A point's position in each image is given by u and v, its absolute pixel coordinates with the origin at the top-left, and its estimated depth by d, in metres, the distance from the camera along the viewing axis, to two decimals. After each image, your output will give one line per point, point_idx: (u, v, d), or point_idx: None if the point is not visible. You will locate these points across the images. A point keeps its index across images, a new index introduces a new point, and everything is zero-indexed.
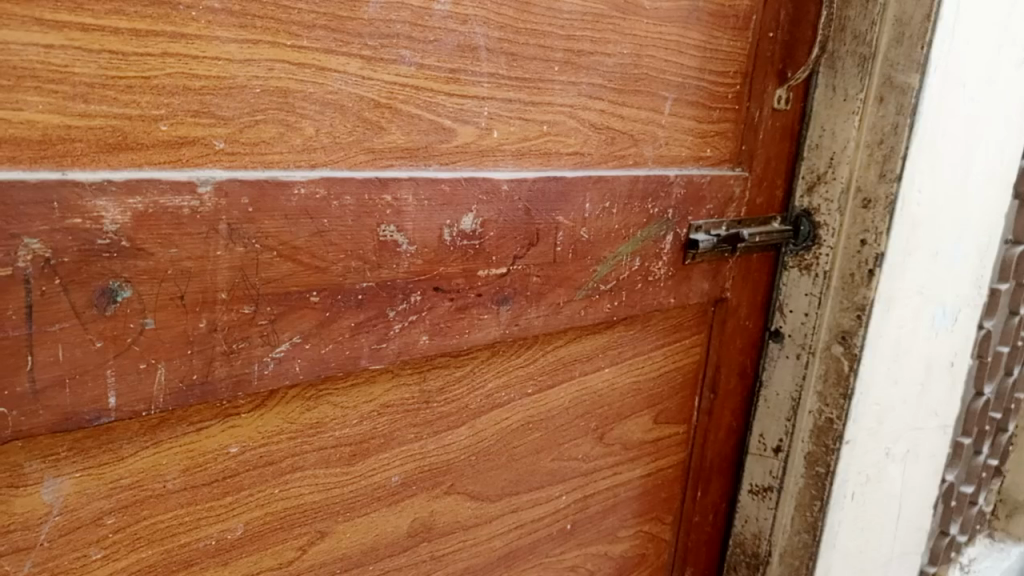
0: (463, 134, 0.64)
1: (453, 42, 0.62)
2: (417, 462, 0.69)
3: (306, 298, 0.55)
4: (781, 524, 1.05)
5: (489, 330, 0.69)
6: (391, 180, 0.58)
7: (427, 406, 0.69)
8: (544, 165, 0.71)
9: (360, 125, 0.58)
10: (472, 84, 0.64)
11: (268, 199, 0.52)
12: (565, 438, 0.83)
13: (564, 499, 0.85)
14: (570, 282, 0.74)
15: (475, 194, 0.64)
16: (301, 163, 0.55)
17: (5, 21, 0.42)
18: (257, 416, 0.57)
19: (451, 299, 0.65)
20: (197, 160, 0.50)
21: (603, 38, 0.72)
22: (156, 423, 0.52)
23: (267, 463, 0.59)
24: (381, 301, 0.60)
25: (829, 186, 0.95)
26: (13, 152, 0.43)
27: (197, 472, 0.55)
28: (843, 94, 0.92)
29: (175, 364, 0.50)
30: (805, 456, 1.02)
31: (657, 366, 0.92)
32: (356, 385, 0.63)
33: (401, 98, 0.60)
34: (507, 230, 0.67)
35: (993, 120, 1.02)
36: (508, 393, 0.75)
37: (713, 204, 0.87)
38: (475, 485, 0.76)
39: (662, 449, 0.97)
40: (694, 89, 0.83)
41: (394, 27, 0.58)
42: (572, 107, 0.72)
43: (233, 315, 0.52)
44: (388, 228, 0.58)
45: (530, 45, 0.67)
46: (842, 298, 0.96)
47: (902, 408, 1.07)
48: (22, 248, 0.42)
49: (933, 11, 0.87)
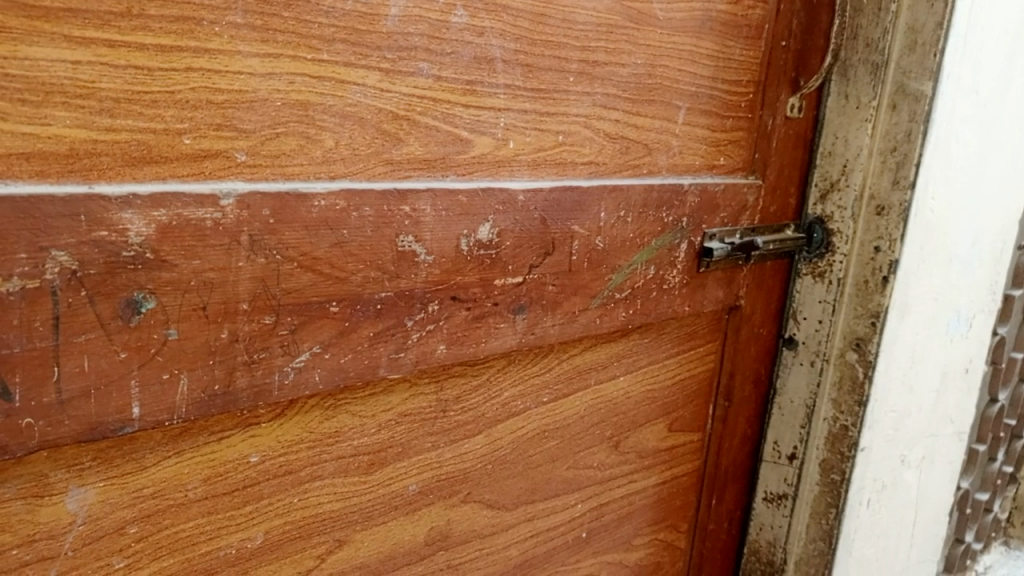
0: (480, 144, 0.65)
1: (470, 54, 0.62)
2: (434, 471, 0.70)
3: (325, 308, 0.56)
4: (796, 532, 1.05)
5: (505, 339, 0.69)
6: (409, 192, 0.58)
7: (444, 415, 0.69)
8: (560, 174, 0.71)
9: (379, 136, 0.58)
10: (488, 95, 0.65)
11: (288, 211, 0.52)
12: (580, 447, 0.83)
13: (580, 507, 0.86)
14: (586, 291, 0.74)
15: (491, 204, 0.64)
16: (321, 175, 0.56)
17: (37, 37, 0.42)
18: (277, 426, 0.58)
19: (468, 308, 0.65)
20: (220, 173, 0.51)
21: (617, 49, 0.73)
22: (178, 432, 0.53)
23: (287, 472, 0.60)
24: (400, 310, 0.60)
25: (843, 194, 0.95)
26: (42, 166, 0.44)
27: (217, 481, 0.56)
28: (856, 101, 0.93)
29: (197, 374, 0.51)
30: (820, 464, 1.02)
31: (672, 375, 0.92)
32: (374, 395, 0.63)
33: (419, 110, 0.60)
34: (523, 239, 0.67)
35: (1007, 127, 1.02)
36: (523, 402, 0.75)
37: (727, 212, 0.87)
38: (491, 494, 0.76)
39: (677, 457, 0.97)
40: (707, 97, 0.84)
41: (412, 40, 0.59)
42: (587, 117, 0.73)
43: (254, 325, 0.52)
44: (406, 238, 0.59)
45: (545, 56, 0.67)
46: (856, 306, 0.97)
47: (916, 415, 1.07)
48: (50, 261, 0.43)
49: (946, 19, 0.87)
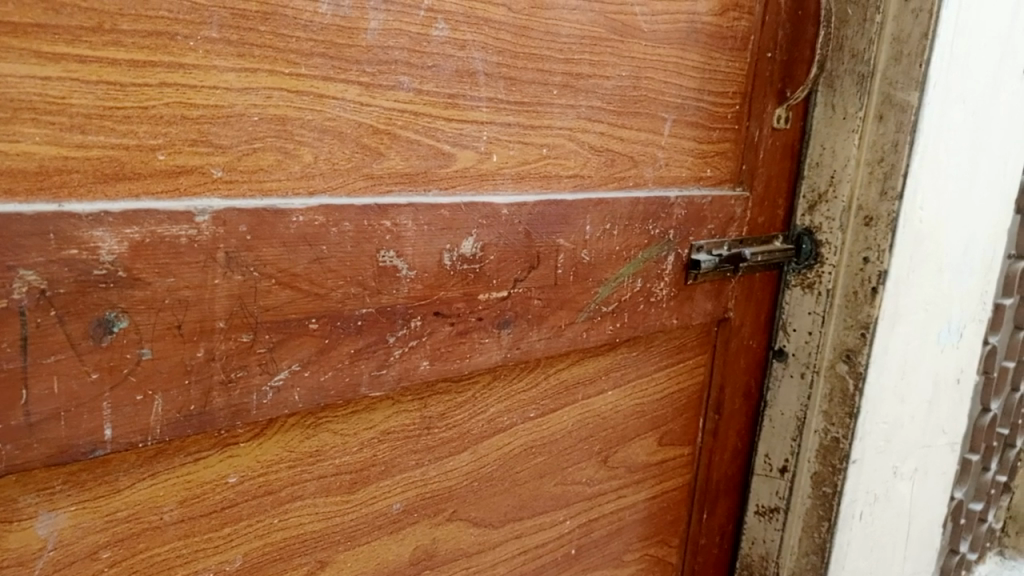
0: (463, 158, 0.64)
1: (451, 68, 0.62)
2: (419, 489, 0.68)
3: (305, 325, 0.55)
4: (789, 545, 1.04)
5: (490, 354, 0.68)
6: (390, 206, 0.58)
7: (429, 432, 0.68)
8: (544, 187, 0.71)
9: (359, 151, 0.58)
10: (471, 109, 0.64)
11: (266, 227, 0.52)
12: (568, 462, 0.82)
13: (568, 524, 0.84)
14: (572, 305, 0.74)
15: (475, 219, 0.64)
16: (300, 190, 0.55)
17: (4, 54, 0.42)
18: (256, 445, 0.57)
19: (452, 323, 0.64)
20: (196, 189, 0.50)
21: (601, 61, 0.72)
22: (153, 454, 0.52)
23: (266, 493, 0.58)
24: (381, 326, 0.59)
25: (831, 205, 0.95)
26: (11, 184, 0.43)
27: (194, 504, 0.54)
28: (843, 112, 0.92)
29: (173, 394, 0.50)
30: (811, 476, 1.01)
31: (661, 389, 0.91)
32: (356, 413, 0.62)
33: (400, 124, 0.60)
34: (507, 254, 0.67)
35: (995, 135, 1.02)
36: (510, 417, 0.75)
37: (715, 224, 0.87)
38: (477, 512, 0.74)
39: (667, 472, 0.96)
40: (693, 109, 0.83)
41: (392, 54, 0.58)
42: (572, 130, 0.72)
43: (231, 343, 0.52)
44: (387, 253, 0.58)
45: (528, 69, 0.67)
46: (846, 317, 0.96)
47: (908, 425, 1.06)
48: (18, 281, 0.42)
49: (931, 29, 0.87)
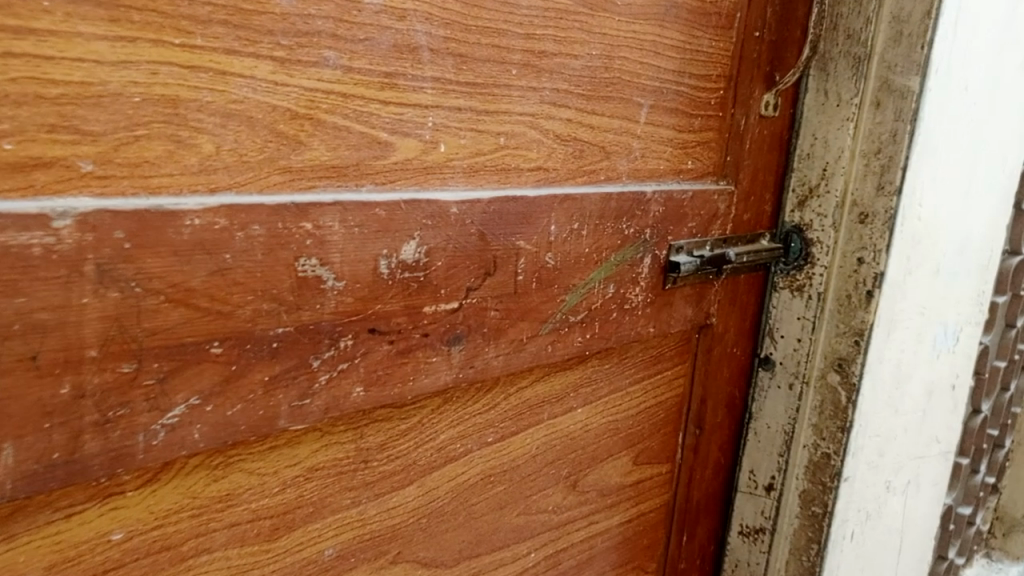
0: (404, 148, 0.55)
1: (388, 42, 0.52)
2: (355, 531, 0.59)
3: (205, 350, 0.46)
4: (775, 569, 0.96)
5: (438, 375, 0.59)
6: (310, 206, 0.49)
7: (365, 466, 0.59)
8: (502, 181, 0.62)
9: (273, 139, 0.48)
10: (412, 90, 0.55)
11: (150, 233, 0.42)
12: (533, 489, 0.74)
13: (533, 557, 0.76)
14: (535, 315, 0.65)
15: (417, 219, 0.54)
16: (197, 187, 0.46)
17: None
18: (148, 494, 0.47)
19: (391, 341, 0.55)
20: (58, 186, 0.40)
21: (568, 37, 0.63)
22: (10, 513, 0.42)
23: (163, 549, 0.49)
24: (302, 348, 0.50)
25: (822, 200, 0.86)
26: None
27: (68, 569, 0.45)
28: (836, 98, 0.84)
29: (28, 441, 0.40)
30: (800, 495, 0.93)
31: (636, 404, 0.82)
32: (275, 449, 0.53)
33: (325, 108, 0.50)
34: (458, 258, 0.58)
35: (996, 122, 0.93)
36: (464, 444, 0.66)
37: (696, 222, 0.78)
38: (427, 551, 0.66)
39: (643, 493, 0.88)
40: (672, 94, 0.74)
41: (314, 24, 0.49)
42: (534, 116, 0.63)
43: (108, 376, 0.42)
44: (308, 261, 0.49)
45: (481, 45, 0.58)
46: (838, 323, 0.88)
47: (901, 437, 0.98)
48: None
49: (934, 6, 0.79)
